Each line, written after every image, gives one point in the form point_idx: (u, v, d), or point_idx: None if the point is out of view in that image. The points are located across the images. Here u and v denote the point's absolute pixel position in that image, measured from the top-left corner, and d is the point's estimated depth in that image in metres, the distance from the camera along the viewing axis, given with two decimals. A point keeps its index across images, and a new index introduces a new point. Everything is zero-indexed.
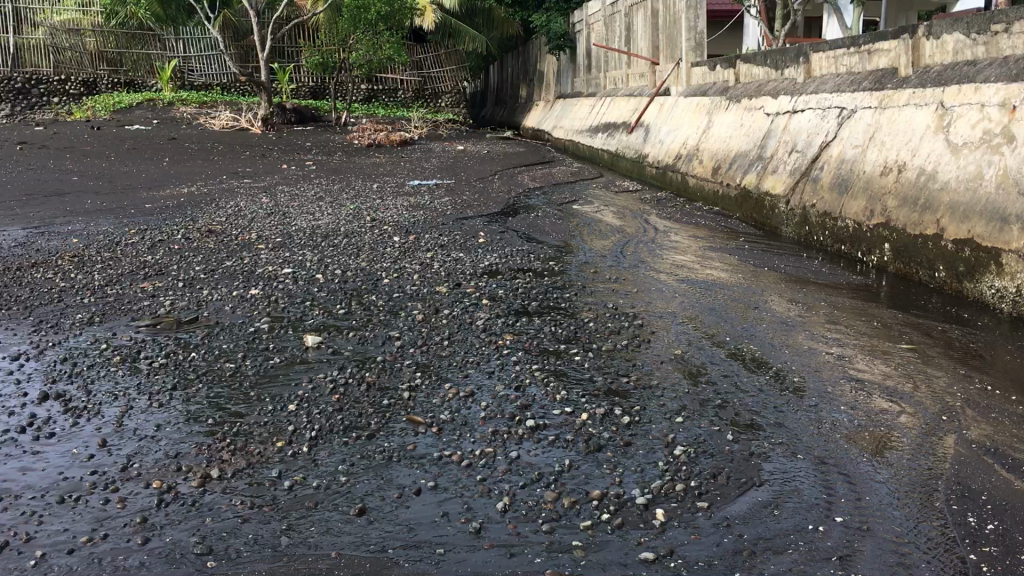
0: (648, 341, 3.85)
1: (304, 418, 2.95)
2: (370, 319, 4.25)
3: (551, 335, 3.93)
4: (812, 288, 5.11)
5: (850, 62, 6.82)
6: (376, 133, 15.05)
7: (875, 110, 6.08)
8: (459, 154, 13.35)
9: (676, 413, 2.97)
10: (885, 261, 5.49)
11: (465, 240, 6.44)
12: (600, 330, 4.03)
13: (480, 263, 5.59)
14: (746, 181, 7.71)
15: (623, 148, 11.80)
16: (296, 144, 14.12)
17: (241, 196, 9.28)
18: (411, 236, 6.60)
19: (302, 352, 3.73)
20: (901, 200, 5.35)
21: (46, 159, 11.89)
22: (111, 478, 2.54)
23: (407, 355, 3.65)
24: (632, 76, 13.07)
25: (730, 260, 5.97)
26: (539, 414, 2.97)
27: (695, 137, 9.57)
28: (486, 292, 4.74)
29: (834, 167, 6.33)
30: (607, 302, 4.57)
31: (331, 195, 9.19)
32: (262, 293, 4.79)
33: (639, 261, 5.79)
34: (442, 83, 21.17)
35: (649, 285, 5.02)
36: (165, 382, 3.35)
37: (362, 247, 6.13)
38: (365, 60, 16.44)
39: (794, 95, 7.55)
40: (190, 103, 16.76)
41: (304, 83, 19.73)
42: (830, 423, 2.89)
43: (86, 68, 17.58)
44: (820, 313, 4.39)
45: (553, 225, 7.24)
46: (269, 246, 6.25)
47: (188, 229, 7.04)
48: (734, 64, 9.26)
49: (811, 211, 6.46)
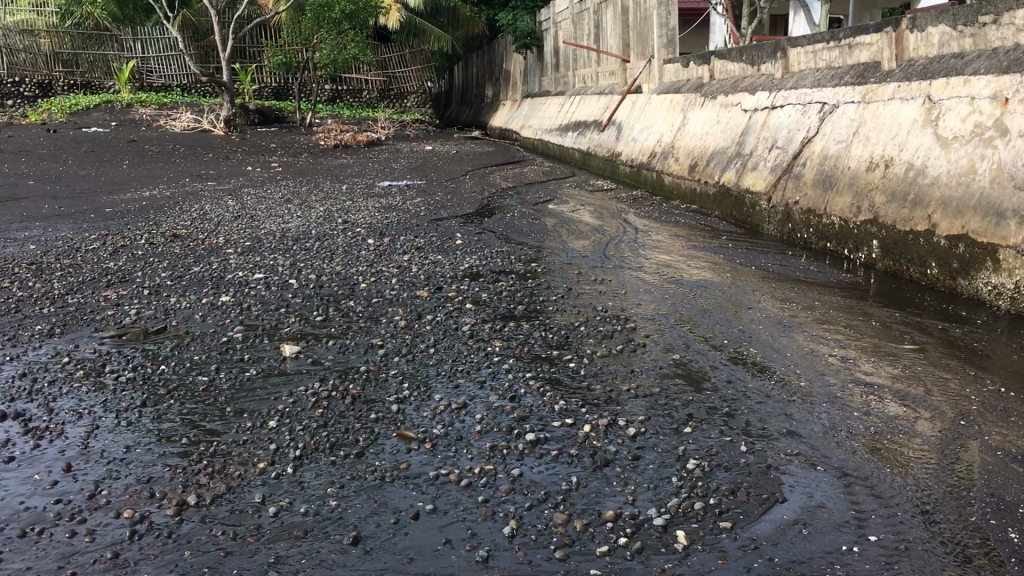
0: (643, 345, 3.69)
1: (286, 436, 2.75)
2: (349, 326, 4.04)
3: (542, 340, 3.75)
4: (803, 287, 4.98)
5: (830, 57, 6.72)
6: (342, 134, 14.78)
7: (859, 105, 5.98)
8: (428, 155, 13.13)
9: (683, 423, 2.81)
10: (874, 258, 5.38)
11: (441, 241, 6.24)
12: (592, 334, 3.86)
13: (459, 265, 5.40)
14: (725, 178, 7.60)
15: (595, 147, 11.65)
16: (260, 146, 13.81)
17: (206, 199, 9.00)
18: (385, 238, 6.39)
19: (280, 363, 3.52)
20: (889, 196, 5.23)
21: (1, 164, 11.51)
22: (77, 508, 2.31)
23: (392, 365, 3.45)
24: (602, 74, 12.94)
25: (714, 259, 5.83)
26: (538, 426, 2.79)
27: (669, 134, 9.44)
28: (469, 296, 4.56)
29: (817, 163, 6.22)
30: (595, 305, 4.40)
31: (299, 197, 8.95)
32: (233, 301, 4.56)
33: (624, 261, 5.63)
34: (408, 83, 20.94)
35: (637, 286, 4.86)
36: (133, 398, 3.12)
37: (335, 251, 5.91)
38: (329, 60, 16.17)
39: (772, 91, 7.45)
40: (150, 104, 16.38)
41: (267, 83, 19.38)
42: (846, 430, 2.75)
43: (42, 70, 17.12)
44: (816, 313, 4.26)
45: (530, 225, 7.07)
46: (238, 250, 6.01)
47: (152, 234, 6.78)
48: (708, 60, 9.15)
49: (794, 208, 6.34)
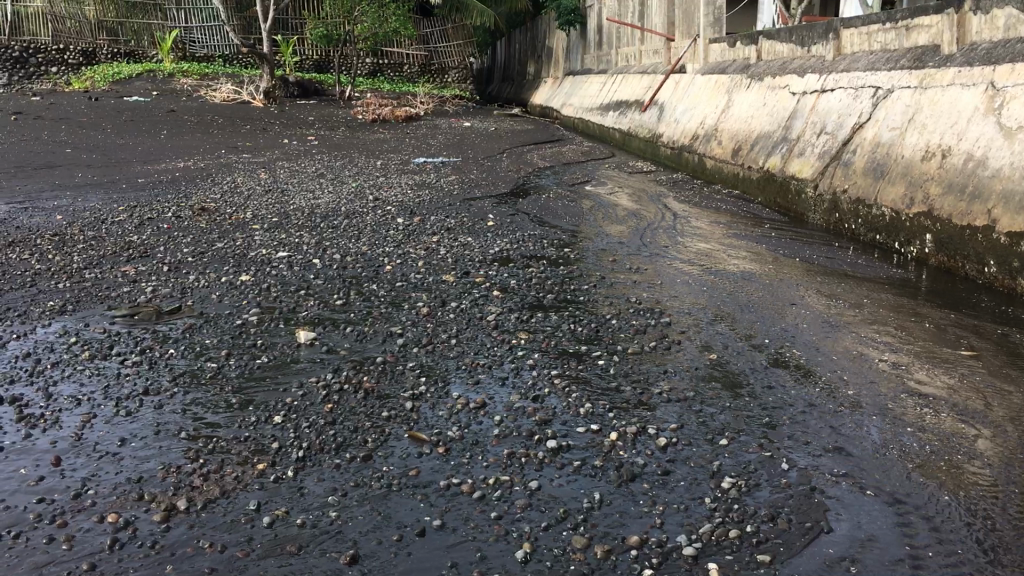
0: (677, 343, 3.46)
1: (289, 433, 2.56)
2: (369, 311, 3.86)
3: (570, 334, 3.54)
4: (851, 282, 4.70)
5: (886, 38, 6.38)
6: (381, 108, 14.59)
7: (915, 89, 5.65)
8: (465, 132, 12.91)
9: (718, 433, 2.60)
10: (927, 253, 5.09)
11: (473, 222, 6.03)
12: (623, 328, 3.64)
13: (489, 248, 5.19)
14: (770, 164, 7.29)
15: (636, 127, 11.35)
16: (298, 119, 13.68)
17: (238, 171, 8.88)
18: (415, 217, 6.20)
19: (293, 350, 3.34)
20: (945, 187, 4.93)
21: (40, 130, 11.49)
22: (60, 509, 2.15)
23: (410, 356, 3.26)
24: (646, 52, 12.59)
25: (757, 249, 5.56)
26: (561, 432, 2.59)
27: (713, 116, 9.13)
28: (497, 282, 4.35)
29: (869, 151, 5.91)
30: (628, 296, 4.18)
31: (332, 172, 8.79)
32: (253, 280, 4.39)
33: (661, 249, 5.39)
34: (449, 58, 20.69)
35: (673, 276, 4.62)
36: (136, 385, 2.96)
37: (363, 230, 5.72)
38: (370, 32, 15.97)
39: (823, 73, 7.12)
40: (190, 74, 16.31)
41: (307, 55, 19.23)
42: (898, 449, 2.51)
43: (86, 38, 17.13)
44: (864, 312, 3.99)
45: (565, 207, 6.83)
46: (265, 226, 5.85)
47: (180, 207, 6.64)
48: (757, 39, 8.79)
49: (843, 196, 6.05)
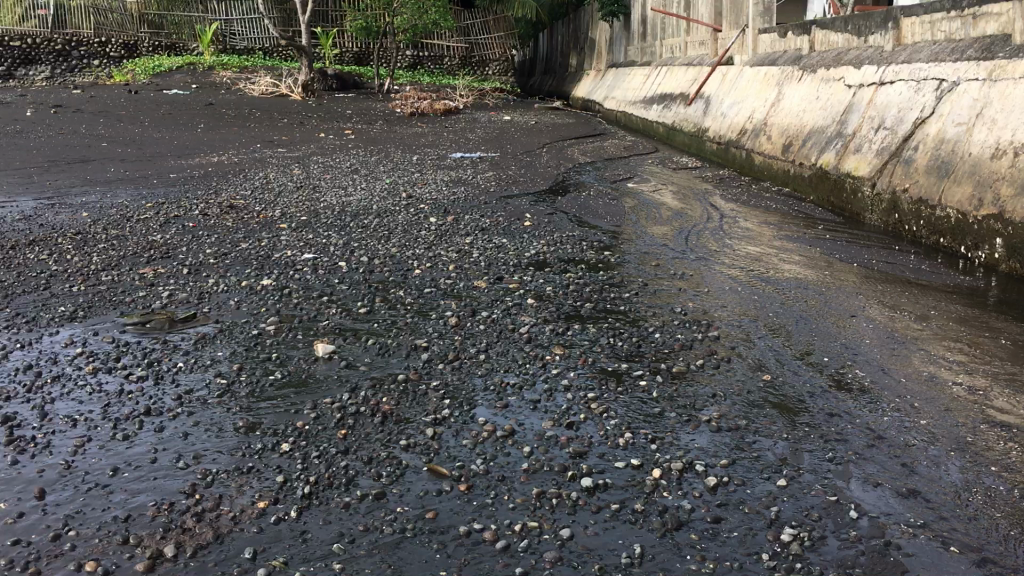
0: (728, 361, 3.16)
1: (297, 464, 2.32)
2: (395, 321, 3.62)
3: (610, 351, 3.26)
4: (915, 290, 4.36)
5: (951, 28, 6.00)
6: (420, 101, 14.37)
7: (984, 82, 5.27)
8: (505, 126, 12.65)
9: (775, 471, 2.31)
10: (997, 258, 4.72)
11: (509, 223, 5.76)
12: (668, 344, 3.35)
13: (525, 251, 4.92)
14: (823, 160, 6.94)
15: (680, 121, 11.01)
16: (336, 112, 13.51)
17: (272, 167, 8.71)
18: (449, 216, 5.95)
19: (309, 365, 3.11)
20: (1017, 188, 4.55)
21: (78, 124, 11.45)
22: (35, 553, 1.93)
23: (436, 374, 3.01)
24: (692, 44, 12.23)
25: (810, 253, 5.23)
26: (598, 467, 2.31)
27: (762, 110, 8.76)
28: (533, 290, 4.09)
29: (931, 148, 5.55)
30: (672, 306, 3.88)
31: (367, 167, 8.58)
32: (275, 285, 4.17)
33: (708, 253, 5.08)
34: (490, 51, 20.40)
35: (721, 283, 4.32)
36: (138, 404, 2.73)
37: (393, 230, 5.48)
38: (409, 25, 15.76)
39: (881, 65, 6.74)
40: (230, 67, 16.22)
41: (347, 48, 19.05)
42: (983, 494, 2.20)
43: (128, 31, 17.23)
44: (931, 325, 3.66)
45: (606, 206, 6.54)
46: (293, 225, 5.64)
47: (209, 204, 6.46)
48: (809, 30, 8.41)
49: (903, 196, 5.69)
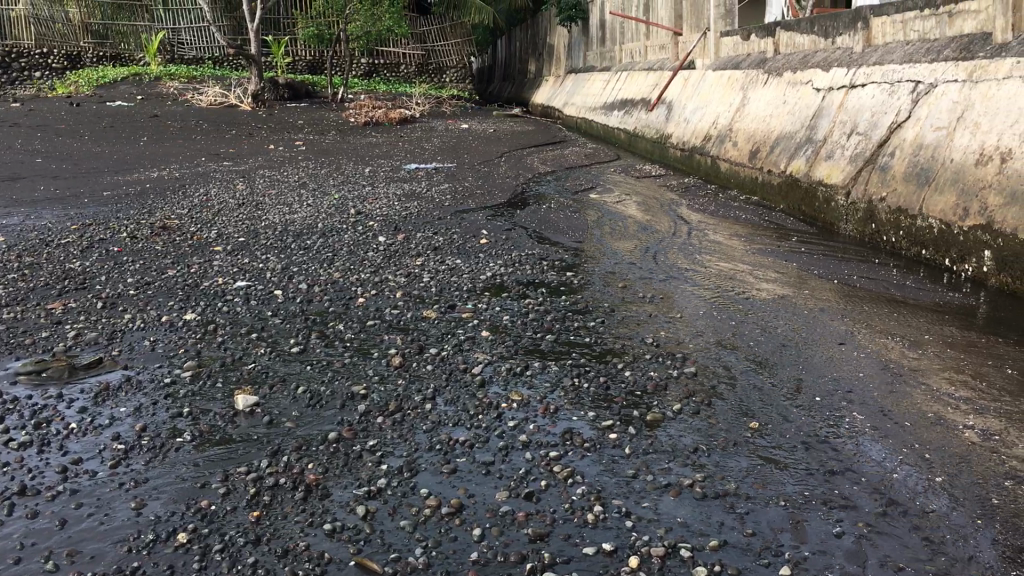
0: (708, 405, 2.78)
1: (194, 563, 1.89)
2: (331, 362, 3.19)
3: (575, 395, 2.86)
4: (904, 310, 4.01)
5: (924, 27, 5.71)
6: (375, 110, 13.89)
7: (963, 84, 4.96)
8: (462, 134, 12.27)
9: (777, 555, 1.92)
10: (986, 272, 4.38)
11: (463, 240, 5.36)
12: (640, 384, 2.96)
13: (480, 274, 4.51)
14: (793, 167, 6.62)
15: (642, 128, 10.68)
16: (287, 123, 13.01)
17: (214, 182, 8.20)
18: (399, 234, 5.54)
19: (226, 421, 2.67)
20: (1007, 197, 4.21)
21: (12, 139, 10.83)
22: None
23: (373, 430, 2.58)
24: (652, 48, 11.95)
25: (786, 268, 4.88)
26: (563, 555, 1.91)
27: (727, 114, 8.45)
28: (489, 321, 3.69)
29: (909, 154, 5.23)
30: (642, 335, 3.50)
31: (315, 181, 8.12)
32: (199, 320, 3.72)
33: (679, 271, 4.71)
34: (447, 58, 20.01)
35: (695, 307, 3.95)
36: (12, 481, 2.28)
37: (337, 252, 5.05)
38: (363, 31, 15.23)
39: (851, 67, 6.43)
40: (178, 78, 15.63)
41: (301, 56, 18.51)
42: None
43: (70, 41, 16.52)
44: (929, 354, 3.30)
45: (567, 220, 6.16)
46: (228, 247, 5.19)
47: (139, 225, 5.97)
48: (773, 32, 8.12)
49: (880, 205, 5.36)
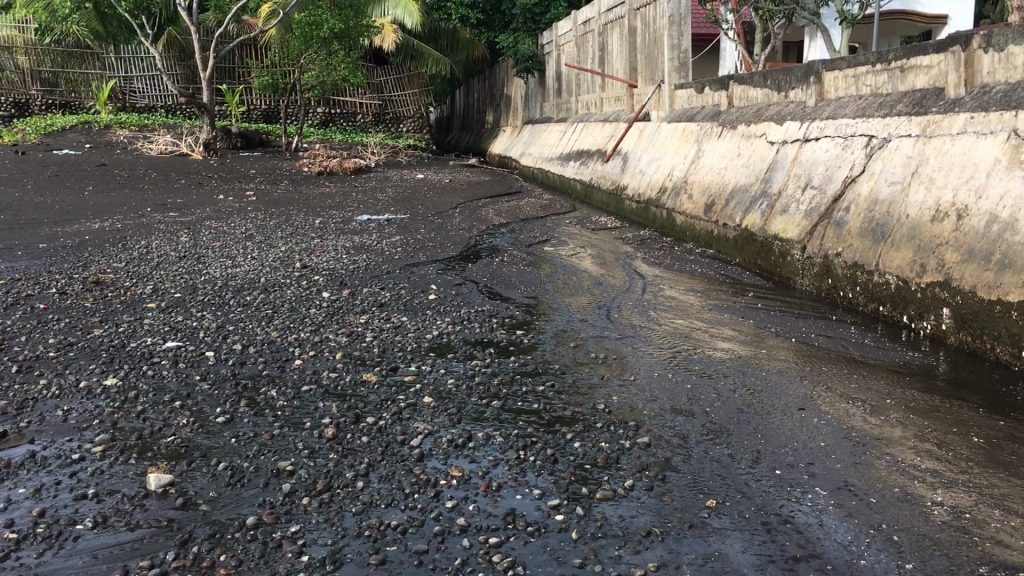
0: (660, 482, 2.59)
1: None
2: (259, 433, 2.96)
3: (519, 471, 2.66)
4: (864, 371, 3.87)
5: (876, 81, 5.68)
6: (329, 160, 13.70)
7: (917, 138, 4.91)
8: (417, 184, 12.12)
9: None
10: (944, 330, 4.25)
11: (411, 296, 5.16)
12: (589, 457, 2.77)
13: (426, 333, 4.31)
14: (748, 221, 6.54)
15: (597, 179, 10.62)
16: (239, 172, 12.78)
17: (157, 234, 7.92)
18: (344, 290, 5.33)
19: (135, 505, 2.43)
20: (964, 253, 4.12)
21: None
22: None
23: (297, 514, 2.36)
24: (607, 99, 11.97)
25: (743, 326, 4.74)
26: None
27: (682, 167, 8.40)
28: (432, 385, 3.48)
29: (864, 209, 5.16)
30: (593, 401, 3.32)
31: (263, 233, 7.88)
32: (120, 386, 3.46)
33: (633, 329, 4.55)
34: (404, 108, 19.96)
35: (649, 370, 3.78)
36: None
37: (278, 308, 4.82)
38: (317, 81, 15.10)
39: (804, 121, 6.40)
40: (128, 126, 15.35)
41: (255, 105, 18.35)
42: None
43: (18, 89, 16.21)
44: (891, 421, 3.15)
45: (519, 274, 5.99)
46: (163, 304, 4.94)
47: (71, 280, 5.68)
48: (727, 84, 8.11)
49: (836, 261, 5.27)
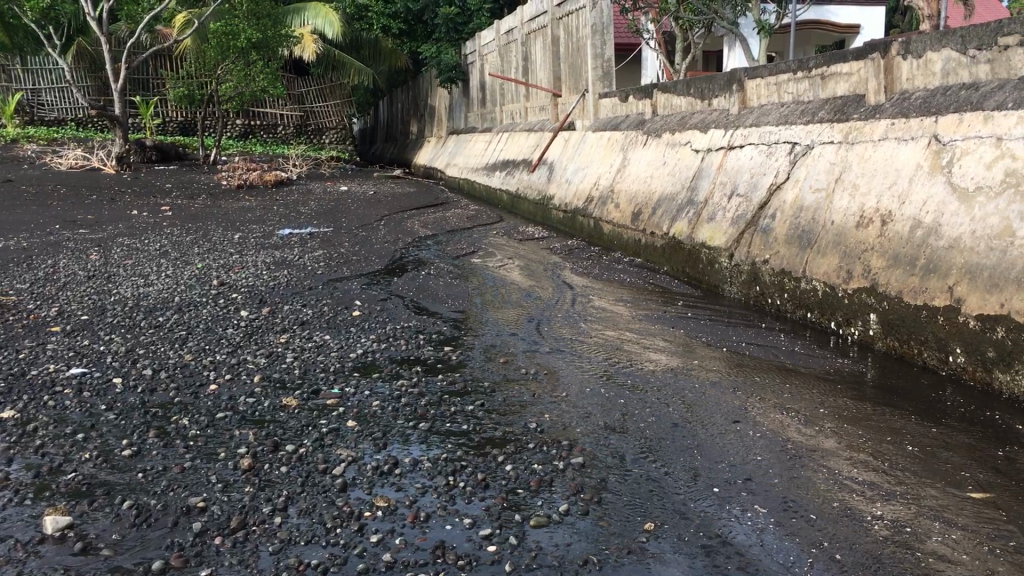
0: (595, 504, 2.49)
1: None
2: (169, 466, 2.77)
3: (448, 498, 2.52)
4: (796, 380, 3.83)
5: (798, 88, 5.71)
6: (248, 173, 13.36)
7: (839, 145, 4.93)
8: (341, 196, 11.89)
9: None
10: (872, 336, 4.25)
11: (334, 313, 4.99)
12: (520, 481, 2.65)
13: (350, 352, 4.15)
14: (675, 229, 6.52)
15: (524, 188, 10.54)
16: (154, 186, 12.36)
17: (66, 253, 7.57)
18: (264, 308, 5.13)
19: (29, 552, 2.23)
20: (890, 259, 4.12)
21: None
22: None
23: (210, 557, 2.19)
24: (532, 109, 11.92)
25: (673, 336, 4.68)
26: None
27: (608, 175, 8.37)
28: (356, 407, 3.33)
29: (790, 216, 5.16)
30: (525, 420, 3.20)
31: (179, 249, 7.59)
32: (18, 419, 3.22)
33: (563, 343, 4.44)
34: (327, 119, 19.73)
35: (581, 384, 3.67)
36: None
37: (193, 329, 4.59)
38: (235, 92, 14.67)
39: (728, 128, 6.42)
40: (36, 140, 14.76)
41: (171, 117, 17.86)
42: None
43: None
44: (826, 432, 3.10)
45: (446, 288, 5.86)
46: (69, 328, 4.67)
47: None
48: (651, 93, 8.11)
49: (763, 268, 5.25)
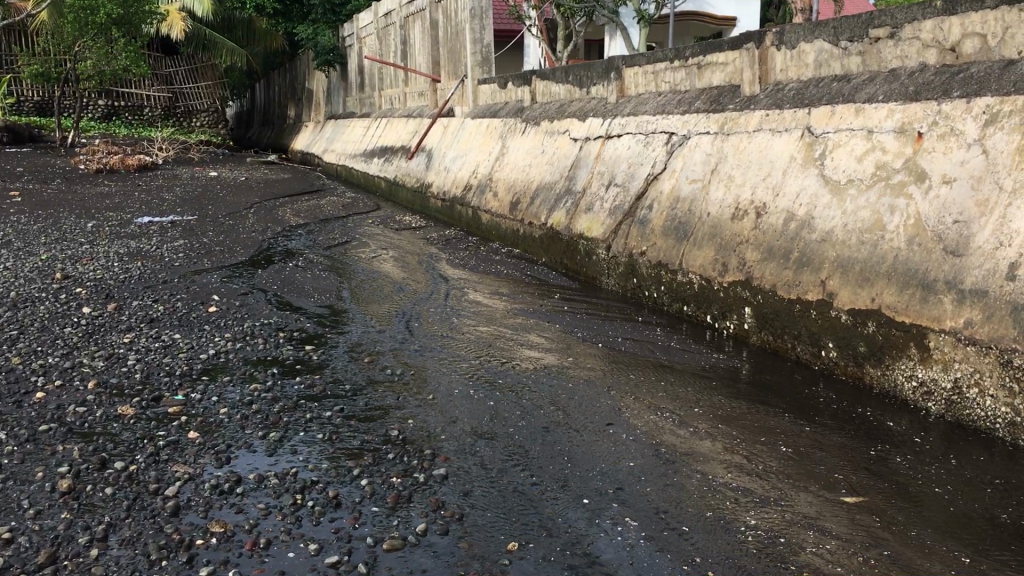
0: (456, 522, 2.29)
1: None
2: None
3: (293, 521, 2.28)
4: (672, 378, 3.72)
5: (674, 78, 5.63)
6: (109, 156, 12.59)
7: (715, 136, 4.87)
8: (209, 182, 11.33)
9: None
10: (746, 329, 4.18)
11: (188, 309, 4.63)
12: (376, 497, 2.42)
13: (201, 352, 3.82)
14: (553, 219, 6.38)
15: (402, 176, 10.25)
16: (4, 170, 11.50)
17: None
18: (111, 303, 4.72)
19: None
20: (764, 252, 4.06)
21: None
22: None
23: None
24: (411, 94, 11.63)
25: (549, 332, 4.52)
26: None
27: (486, 164, 8.17)
28: (202, 416, 3.03)
29: (666, 207, 5.08)
30: (386, 427, 2.97)
31: (23, 239, 7.01)
32: None
33: (433, 340, 4.23)
34: (197, 102, 19.05)
35: (450, 386, 3.47)
36: None
37: (26, 329, 4.17)
38: (95, 71, 13.75)
39: (606, 117, 6.32)
40: None
41: (26, 96, 16.75)
42: None
43: None
44: (701, 434, 2.98)
45: (314, 281, 5.57)
46: None
47: None
48: (529, 80, 7.96)
49: (640, 260, 5.16)
